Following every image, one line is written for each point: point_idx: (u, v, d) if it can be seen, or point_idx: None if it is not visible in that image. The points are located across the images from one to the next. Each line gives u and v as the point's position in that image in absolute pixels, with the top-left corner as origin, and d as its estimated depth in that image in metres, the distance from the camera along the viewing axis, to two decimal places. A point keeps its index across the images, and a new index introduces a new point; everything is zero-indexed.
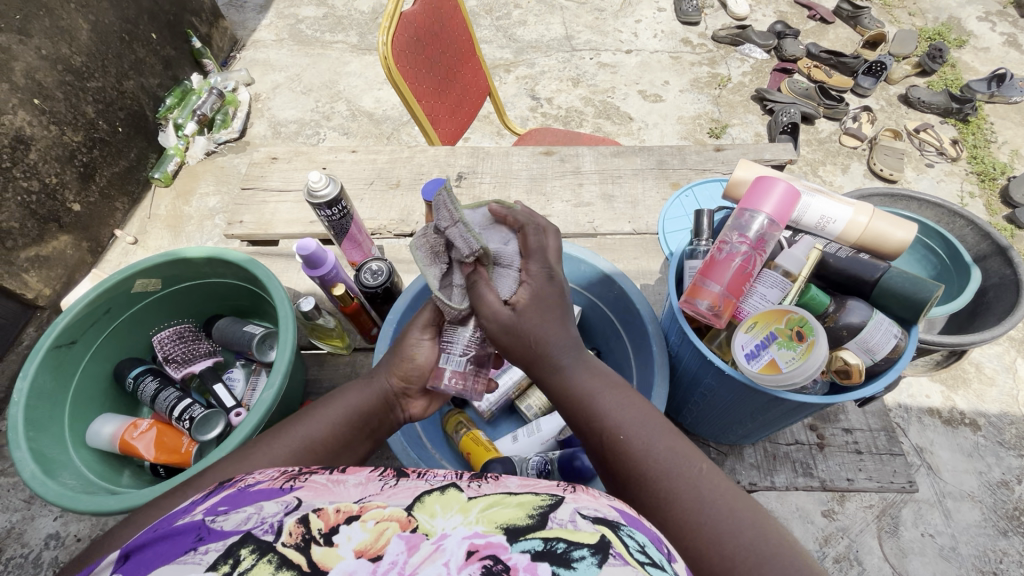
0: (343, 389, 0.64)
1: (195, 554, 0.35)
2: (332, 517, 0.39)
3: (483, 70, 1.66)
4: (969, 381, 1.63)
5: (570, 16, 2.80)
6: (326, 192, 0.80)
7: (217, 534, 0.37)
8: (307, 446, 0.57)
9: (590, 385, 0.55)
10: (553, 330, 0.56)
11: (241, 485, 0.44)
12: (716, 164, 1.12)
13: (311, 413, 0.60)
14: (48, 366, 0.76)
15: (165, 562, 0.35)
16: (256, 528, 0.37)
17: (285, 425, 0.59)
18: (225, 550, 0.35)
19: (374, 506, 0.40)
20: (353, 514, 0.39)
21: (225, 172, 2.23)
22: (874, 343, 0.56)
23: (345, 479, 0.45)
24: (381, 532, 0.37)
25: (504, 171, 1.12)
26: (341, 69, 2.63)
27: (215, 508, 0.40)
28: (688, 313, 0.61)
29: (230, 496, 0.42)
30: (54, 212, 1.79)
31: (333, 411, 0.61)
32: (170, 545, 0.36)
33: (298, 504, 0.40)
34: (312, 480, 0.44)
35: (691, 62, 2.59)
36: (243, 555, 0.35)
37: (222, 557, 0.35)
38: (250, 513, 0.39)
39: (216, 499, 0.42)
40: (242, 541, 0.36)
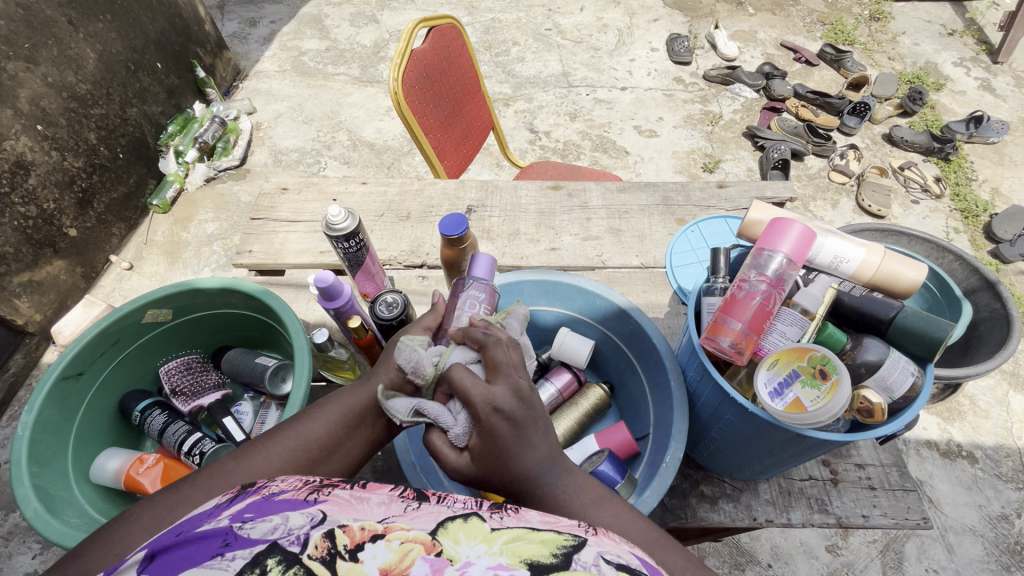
0: (342, 390, 0.63)
1: (222, 561, 0.35)
2: (358, 534, 0.38)
3: (487, 105, 1.70)
4: (964, 414, 1.65)
5: (566, 53, 2.89)
6: (344, 225, 0.80)
7: (244, 542, 0.37)
8: (300, 448, 0.58)
9: (571, 505, 0.52)
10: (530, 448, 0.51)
11: (265, 493, 0.44)
12: (719, 201, 1.15)
13: (309, 413, 0.60)
14: (55, 399, 0.74)
15: (194, 566, 0.35)
16: (283, 538, 0.37)
17: (286, 423, 0.60)
18: (252, 558, 0.35)
19: (398, 527, 0.40)
20: (378, 533, 0.38)
21: (224, 199, 2.24)
22: (892, 381, 0.57)
23: (368, 496, 0.44)
24: (407, 551, 0.37)
25: (513, 205, 1.14)
26: (343, 100, 2.68)
27: (241, 516, 0.40)
28: (709, 349, 0.62)
29: (255, 505, 0.42)
30: (50, 237, 1.78)
31: (329, 411, 0.60)
32: (196, 550, 0.36)
33: (324, 518, 0.40)
34: (335, 494, 0.44)
35: (683, 99, 2.68)
36: (269, 566, 0.35)
37: (248, 565, 0.35)
38: (277, 523, 0.38)
39: (241, 507, 0.42)
40: (269, 550, 0.36)
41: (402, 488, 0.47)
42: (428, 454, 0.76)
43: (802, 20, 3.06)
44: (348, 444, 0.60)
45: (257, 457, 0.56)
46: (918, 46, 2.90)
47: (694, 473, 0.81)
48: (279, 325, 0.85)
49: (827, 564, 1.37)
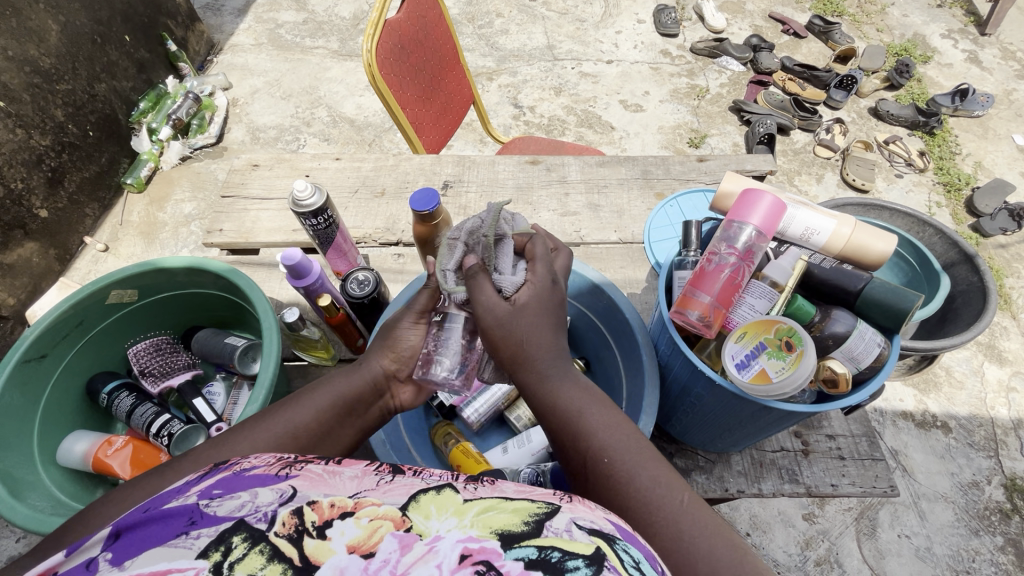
0: (329, 378, 0.63)
1: (186, 539, 0.34)
2: (326, 512, 0.37)
3: (467, 78, 1.66)
4: (940, 385, 1.68)
5: (552, 25, 2.83)
6: (311, 201, 0.78)
7: (209, 519, 0.35)
8: (291, 432, 0.56)
9: (578, 402, 0.53)
10: (543, 336, 0.56)
11: (236, 468, 0.42)
12: (698, 174, 1.14)
13: (296, 400, 0.59)
14: (16, 382, 0.72)
15: (157, 545, 0.34)
16: (250, 515, 0.36)
17: (271, 410, 0.58)
18: (217, 536, 0.34)
19: (369, 502, 0.39)
20: (349, 510, 0.37)
21: (201, 178, 2.19)
22: (858, 352, 0.57)
23: (341, 470, 0.43)
24: (375, 528, 0.36)
25: (490, 180, 1.12)
26: (322, 74, 2.60)
27: (209, 491, 0.39)
28: (678, 323, 0.62)
29: (225, 480, 0.40)
30: (20, 218, 1.73)
31: (319, 397, 0.60)
32: (160, 528, 0.35)
33: (294, 494, 0.39)
34: (308, 469, 0.43)
35: (670, 73, 2.64)
36: (235, 543, 0.34)
37: (213, 543, 0.33)
38: (245, 500, 0.37)
39: (210, 481, 0.40)
40: (235, 528, 0.35)
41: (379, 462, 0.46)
42: (401, 433, 0.76)
43: None
44: (337, 432, 0.60)
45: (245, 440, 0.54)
46: (907, 18, 2.86)
47: (668, 445, 0.81)
48: (248, 304, 0.83)
49: (803, 532, 1.41)
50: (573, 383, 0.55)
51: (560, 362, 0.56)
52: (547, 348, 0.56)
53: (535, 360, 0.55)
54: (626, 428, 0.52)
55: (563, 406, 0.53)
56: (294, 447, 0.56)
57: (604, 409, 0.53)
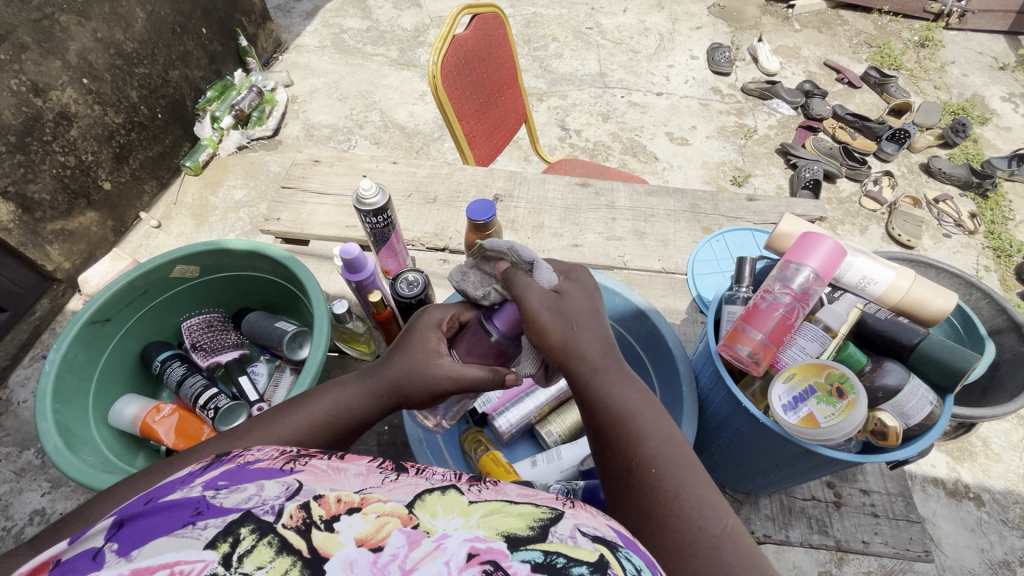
0: (337, 388, 0.59)
1: (193, 529, 0.35)
2: (333, 507, 0.37)
3: (523, 97, 1.70)
4: (975, 455, 1.62)
5: (605, 53, 2.88)
6: (374, 200, 0.81)
7: (216, 510, 0.36)
8: (291, 448, 0.55)
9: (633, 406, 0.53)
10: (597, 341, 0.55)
11: (241, 461, 0.43)
12: (747, 213, 1.14)
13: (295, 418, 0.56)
14: (82, 340, 0.76)
15: (162, 535, 0.34)
16: (257, 507, 0.36)
17: (275, 416, 0.56)
18: (225, 527, 0.35)
19: (375, 499, 0.39)
20: (355, 506, 0.38)
21: (255, 168, 2.27)
22: (910, 408, 0.56)
23: (345, 468, 0.44)
24: (382, 524, 0.36)
25: (539, 198, 1.15)
26: (378, 81, 2.69)
27: (214, 483, 0.40)
28: (726, 357, 0.62)
29: (230, 472, 0.41)
30: (85, 188, 1.83)
31: (321, 419, 0.57)
32: (167, 518, 0.36)
33: (300, 488, 0.39)
34: (312, 465, 0.43)
35: (719, 110, 2.66)
36: (243, 534, 0.34)
37: (221, 534, 0.34)
38: (252, 493, 0.38)
39: (215, 473, 0.41)
40: (242, 519, 0.35)
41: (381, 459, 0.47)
42: (435, 435, 0.77)
43: (849, 40, 3.00)
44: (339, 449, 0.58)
45: (248, 454, 0.52)
46: (966, 77, 2.83)
47: None
48: (302, 293, 0.86)
49: None
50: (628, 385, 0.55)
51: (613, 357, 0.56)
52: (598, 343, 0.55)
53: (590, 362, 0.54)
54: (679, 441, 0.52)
55: (619, 410, 0.53)
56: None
57: (657, 418, 0.53)
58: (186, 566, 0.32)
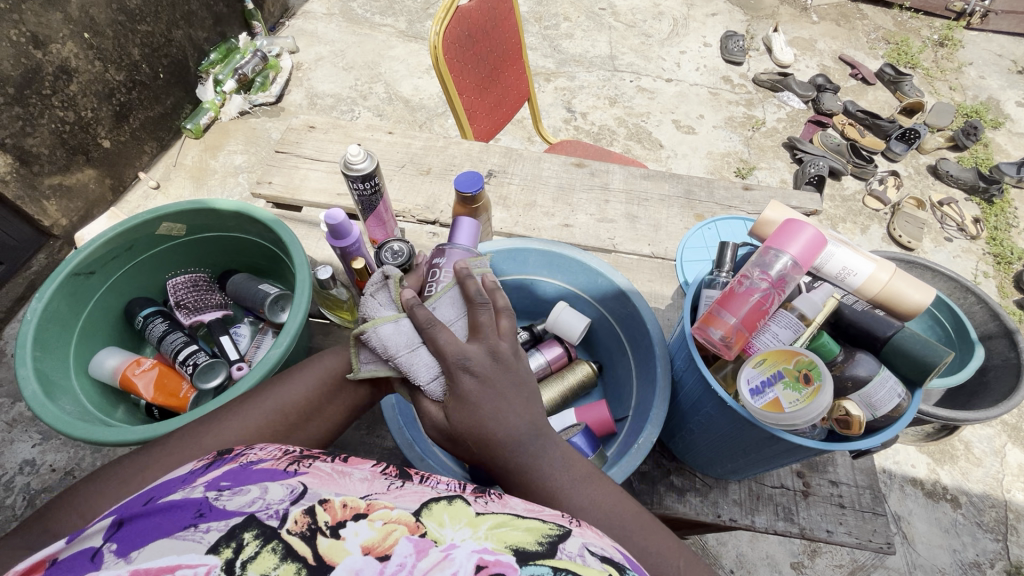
0: (320, 355, 0.66)
1: (195, 532, 0.35)
2: (339, 512, 0.38)
3: (526, 75, 1.68)
4: (956, 458, 1.63)
5: (617, 36, 2.83)
6: (362, 166, 0.81)
7: (218, 513, 0.36)
8: (278, 410, 0.60)
9: (559, 483, 0.51)
10: (509, 420, 0.51)
11: (244, 460, 0.44)
12: (741, 202, 1.13)
13: (282, 379, 0.62)
14: (65, 292, 0.77)
15: (164, 536, 0.35)
16: (261, 512, 0.37)
17: (259, 389, 0.62)
18: (228, 531, 0.35)
19: (381, 506, 0.39)
20: (361, 512, 0.38)
21: (255, 134, 2.26)
22: (877, 399, 0.56)
23: (350, 472, 0.44)
24: (390, 531, 0.36)
25: (533, 175, 1.14)
26: (385, 52, 2.65)
27: (217, 483, 0.40)
28: (699, 340, 0.63)
29: (233, 472, 0.42)
30: (84, 144, 1.82)
31: (306, 376, 0.63)
32: (169, 520, 0.36)
33: (304, 492, 0.39)
34: (317, 467, 0.44)
35: (728, 100, 2.62)
36: (246, 540, 0.35)
37: (224, 538, 0.34)
38: (256, 497, 0.38)
39: (217, 473, 0.42)
40: (246, 524, 0.36)
41: (386, 466, 0.48)
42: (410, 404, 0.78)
43: (866, 35, 2.93)
44: (327, 409, 0.63)
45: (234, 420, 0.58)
46: (983, 80, 2.78)
47: (668, 463, 0.82)
48: (287, 257, 0.86)
49: None
50: (552, 461, 0.52)
51: (533, 437, 0.52)
52: (514, 429, 0.51)
53: (504, 448, 0.51)
54: (614, 500, 0.52)
55: (544, 491, 0.51)
56: (281, 424, 0.59)
57: (589, 487, 0.52)
58: (187, 570, 0.33)
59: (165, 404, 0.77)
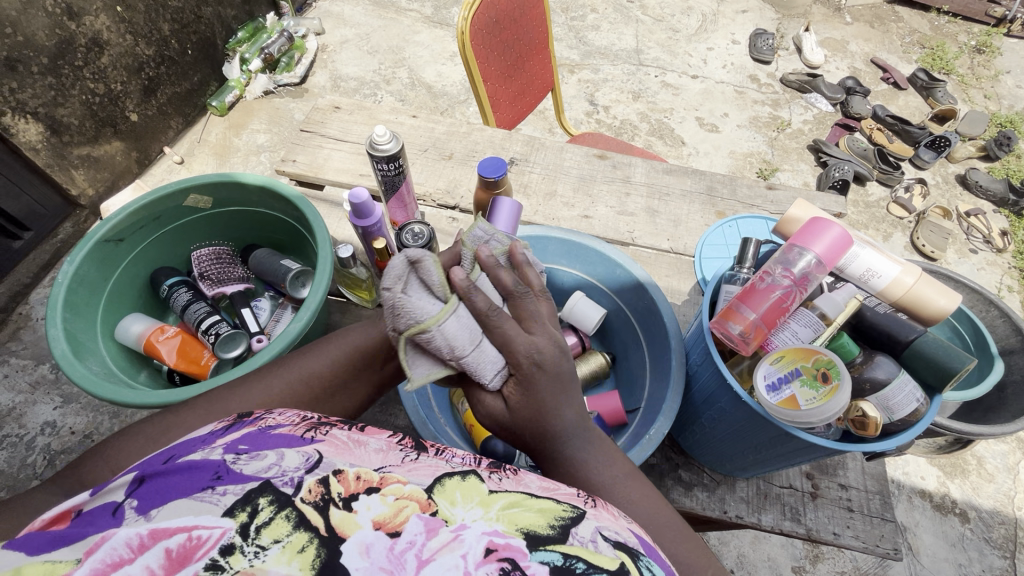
0: (347, 330, 0.67)
1: (212, 494, 0.36)
2: (352, 484, 0.39)
3: (552, 65, 1.67)
4: (967, 472, 1.61)
5: (644, 30, 2.79)
6: (387, 147, 0.81)
7: (235, 476, 0.38)
8: (304, 380, 0.61)
9: (604, 477, 0.51)
10: (563, 414, 0.51)
11: (262, 426, 0.45)
12: (764, 202, 1.11)
13: (310, 349, 0.64)
14: (95, 257, 0.79)
15: (183, 496, 0.36)
16: (276, 478, 0.38)
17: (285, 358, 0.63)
18: (244, 495, 0.36)
19: (394, 480, 0.40)
20: (374, 486, 0.39)
21: (279, 113, 2.27)
22: (895, 403, 0.55)
23: (365, 441, 0.45)
24: (401, 508, 0.37)
25: (554, 165, 1.14)
26: (410, 37, 2.65)
27: (235, 446, 0.41)
28: (716, 334, 0.62)
29: (251, 436, 0.43)
30: (113, 117, 1.85)
31: (333, 348, 0.64)
32: (187, 480, 0.37)
33: (320, 460, 0.40)
34: (333, 435, 0.44)
35: (754, 99, 2.58)
36: (262, 505, 0.36)
37: (239, 502, 0.35)
38: (272, 463, 0.39)
39: (235, 436, 0.43)
40: (262, 489, 0.37)
41: (401, 436, 0.48)
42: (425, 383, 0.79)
43: (900, 38, 2.86)
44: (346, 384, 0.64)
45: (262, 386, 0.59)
46: (1020, 89, 2.70)
47: (677, 457, 0.82)
48: (310, 235, 0.87)
49: None
50: (593, 452, 0.53)
51: (579, 432, 0.52)
52: (568, 422, 0.51)
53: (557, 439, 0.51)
54: (652, 498, 0.52)
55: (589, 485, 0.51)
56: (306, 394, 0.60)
57: (632, 485, 0.52)
58: (204, 531, 0.34)
59: (186, 370, 0.79)
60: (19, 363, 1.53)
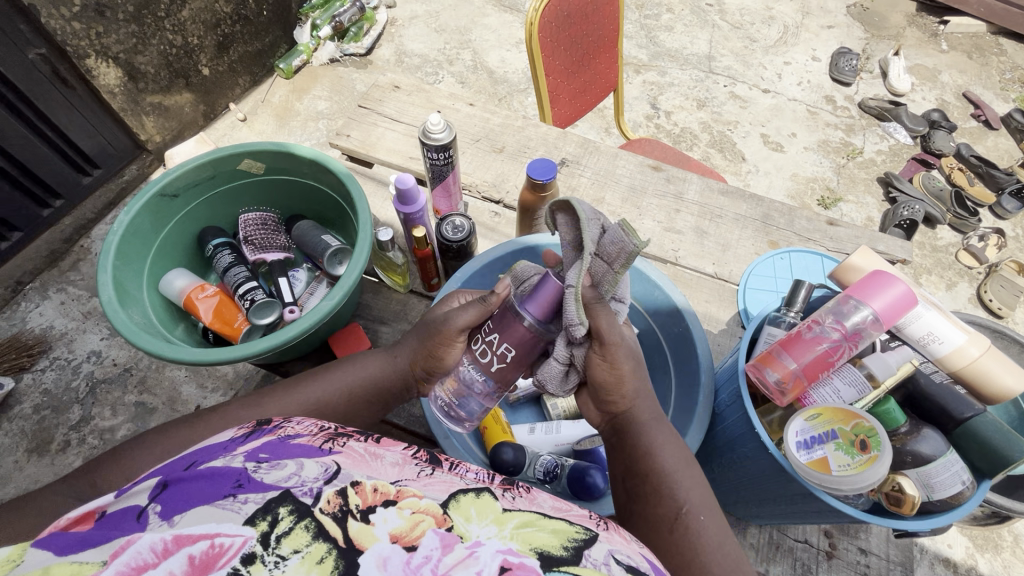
0: (364, 357, 0.68)
1: (233, 502, 0.36)
2: (369, 497, 0.39)
3: (618, 65, 1.62)
4: (1000, 548, 1.51)
5: (719, 36, 2.68)
6: (440, 136, 0.81)
7: (257, 485, 0.38)
8: (317, 408, 0.63)
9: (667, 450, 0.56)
10: (638, 383, 0.60)
11: (281, 435, 0.45)
12: (823, 237, 1.05)
13: (325, 373, 0.65)
14: (150, 210, 0.82)
15: (204, 503, 0.36)
16: (296, 488, 0.38)
17: (302, 379, 0.64)
18: (264, 504, 0.36)
19: (410, 494, 0.40)
20: (390, 499, 0.39)
21: (341, 83, 2.31)
22: (936, 482, 0.52)
23: (382, 455, 0.45)
24: (417, 522, 0.37)
25: (606, 171, 1.11)
26: (479, 19, 2.63)
27: (256, 455, 0.42)
28: (750, 377, 0.59)
29: (271, 445, 0.43)
30: (186, 69, 1.91)
31: (349, 375, 0.66)
32: (209, 486, 0.38)
33: (337, 472, 0.40)
34: (350, 447, 0.45)
35: (826, 122, 2.45)
36: (282, 514, 0.36)
37: (261, 511, 0.36)
38: (292, 472, 0.39)
39: (256, 444, 0.44)
40: (282, 498, 0.37)
41: (416, 450, 0.48)
42: None
43: (1000, 73, 2.65)
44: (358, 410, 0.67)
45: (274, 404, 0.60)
46: None
47: None
48: (353, 213, 0.88)
49: None
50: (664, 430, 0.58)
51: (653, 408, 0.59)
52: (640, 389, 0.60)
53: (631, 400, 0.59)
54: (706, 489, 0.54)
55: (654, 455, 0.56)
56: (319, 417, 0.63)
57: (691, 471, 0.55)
58: (226, 539, 0.34)
59: (219, 331, 0.81)
60: (76, 293, 1.63)
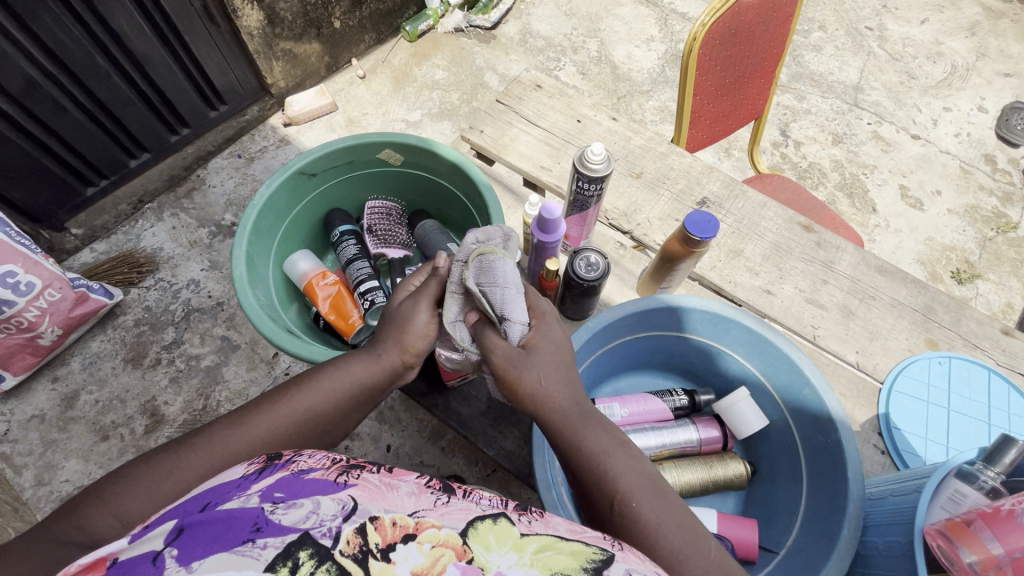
0: (348, 361, 0.61)
1: (252, 547, 0.35)
2: (389, 532, 0.38)
3: (769, 91, 1.47)
4: None
5: (874, 65, 2.40)
6: (598, 168, 0.74)
7: (274, 528, 0.36)
8: (307, 418, 0.58)
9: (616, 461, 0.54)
10: (567, 392, 0.57)
11: (294, 469, 0.44)
12: (993, 346, 0.91)
13: (303, 385, 0.59)
14: (288, 186, 0.81)
15: (223, 551, 0.35)
16: (314, 529, 0.36)
17: (286, 390, 0.59)
18: (285, 549, 0.35)
19: (429, 524, 0.39)
20: (410, 533, 0.38)
21: (462, 55, 2.26)
22: None
23: (397, 484, 0.44)
24: (438, 557, 0.37)
25: (750, 221, 1.00)
26: (612, 8, 2.49)
27: (271, 494, 0.40)
28: (933, 544, 0.52)
29: (284, 482, 0.41)
30: (319, 20, 1.91)
31: (330, 386, 0.59)
32: (227, 531, 0.36)
33: (354, 508, 0.39)
34: (365, 479, 0.43)
35: (981, 184, 2.16)
36: (303, 559, 0.35)
37: (281, 557, 0.34)
38: (309, 512, 0.38)
39: (268, 482, 0.42)
40: (301, 542, 0.35)
41: (429, 477, 0.47)
42: None
43: None
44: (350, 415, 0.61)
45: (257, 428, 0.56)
46: None
47: None
48: (482, 227, 0.84)
49: None
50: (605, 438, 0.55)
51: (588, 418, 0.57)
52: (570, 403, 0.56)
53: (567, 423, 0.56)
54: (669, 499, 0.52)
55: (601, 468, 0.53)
56: (307, 431, 0.58)
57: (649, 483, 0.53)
58: None
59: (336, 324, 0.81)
60: (185, 221, 1.72)
